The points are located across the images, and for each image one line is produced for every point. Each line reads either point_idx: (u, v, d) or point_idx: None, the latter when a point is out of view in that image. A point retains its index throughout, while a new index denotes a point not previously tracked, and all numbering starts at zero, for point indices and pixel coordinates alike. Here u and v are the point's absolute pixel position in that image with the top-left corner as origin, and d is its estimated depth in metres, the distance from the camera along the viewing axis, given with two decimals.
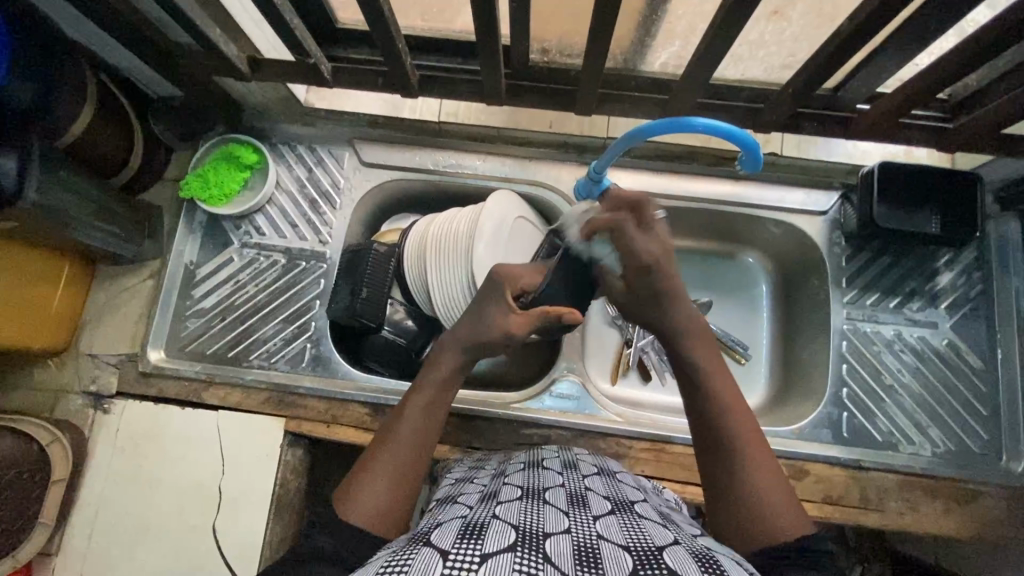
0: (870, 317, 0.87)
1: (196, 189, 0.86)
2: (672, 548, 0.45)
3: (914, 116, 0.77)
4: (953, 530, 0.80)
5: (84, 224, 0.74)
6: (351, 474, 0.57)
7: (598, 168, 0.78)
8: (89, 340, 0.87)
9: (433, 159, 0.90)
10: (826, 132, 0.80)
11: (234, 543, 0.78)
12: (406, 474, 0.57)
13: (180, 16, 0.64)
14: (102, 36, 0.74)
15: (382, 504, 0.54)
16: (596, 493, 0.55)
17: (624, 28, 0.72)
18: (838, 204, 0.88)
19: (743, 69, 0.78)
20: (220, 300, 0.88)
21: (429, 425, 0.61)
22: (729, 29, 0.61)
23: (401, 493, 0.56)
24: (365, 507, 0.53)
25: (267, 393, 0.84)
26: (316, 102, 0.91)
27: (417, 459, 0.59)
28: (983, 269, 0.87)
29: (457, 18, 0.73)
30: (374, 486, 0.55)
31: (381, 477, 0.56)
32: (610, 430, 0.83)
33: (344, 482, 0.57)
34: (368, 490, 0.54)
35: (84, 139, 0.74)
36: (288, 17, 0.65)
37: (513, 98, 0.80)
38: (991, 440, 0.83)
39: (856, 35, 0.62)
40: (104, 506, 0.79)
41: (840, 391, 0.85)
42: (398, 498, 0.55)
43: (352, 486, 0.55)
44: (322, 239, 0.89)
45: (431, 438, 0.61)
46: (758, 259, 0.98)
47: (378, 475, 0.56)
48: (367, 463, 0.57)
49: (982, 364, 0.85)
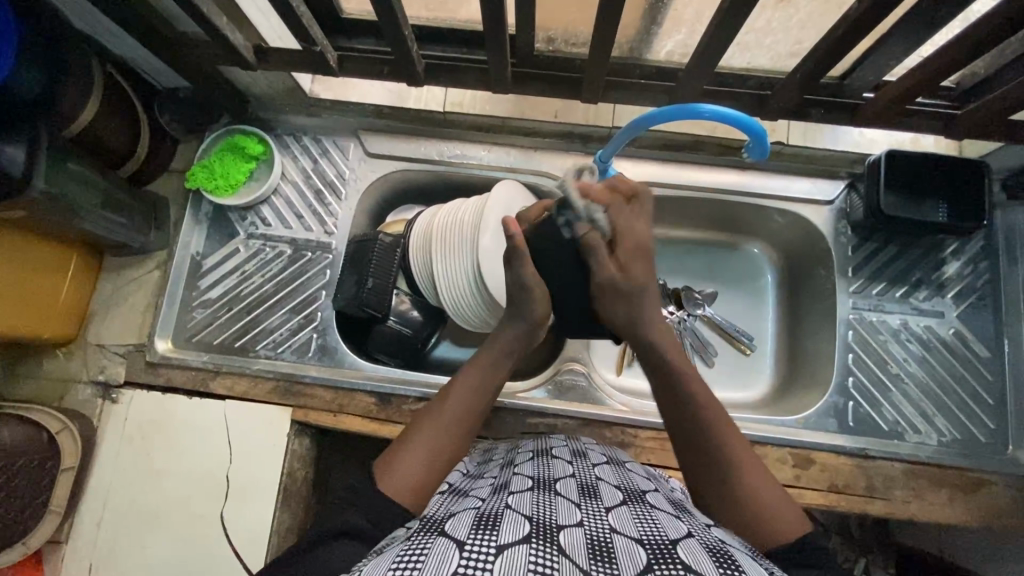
0: (876, 307, 0.87)
1: (201, 179, 0.86)
2: (685, 541, 0.45)
3: (920, 103, 0.76)
4: (959, 518, 0.80)
5: (92, 214, 0.74)
6: (391, 449, 0.58)
7: (604, 159, 0.77)
8: (96, 331, 0.87)
9: (438, 149, 0.90)
10: (832, 120, 0.80)
11: (243, 531, 0.78)
12: (443, 457, 0.58)
13: (188, 5, 0.64)
14: (109, 26, 0.74)
15: (421, 482, 0.55)
16: (607, 483, 0.55)
17: (631, 16, 0.71)
18: (844, 193, 0.88)
19: (749, 57, 0.78)
20: (226, 291, 0.88)
21: (470, 416, 0.62)
22: (736, 16, 0.61)
23: (436, 474, 0.57)
24: (402, 482, 0.54)
25: (274, 383, 0.84)
26: (322, 93, 0.89)
27: (455, 447, 0.59)
28: (989, 258, 0.87)
29: (464, 6, 0.73)
30: (412, 461, 0.56)
31: (418, 456, 0.57)
32: (616, 419, 0.83)
33: (384, 455, 0.58)
34: (406, 467, 0.56)
35: (91, 129, 0.75)
36: (294, 5, 0.65)
37: (519, 87, 0.80)
38: (998, 429, 0.83)
39: (864, 21, 0.61)
40: (113, 495, 0.80)
41: (846, 380, 0.85)
42: (433, 479, 0.56)
43: (387, 459, 0.57)
44: (327, 230, 0.89)
45: (468, 430, 0.62)
46: (763, 249, 0.98)
47: (416, 452, 0.57)
48: (411, 441, 0.58)
49: (989, 353, 0.85)
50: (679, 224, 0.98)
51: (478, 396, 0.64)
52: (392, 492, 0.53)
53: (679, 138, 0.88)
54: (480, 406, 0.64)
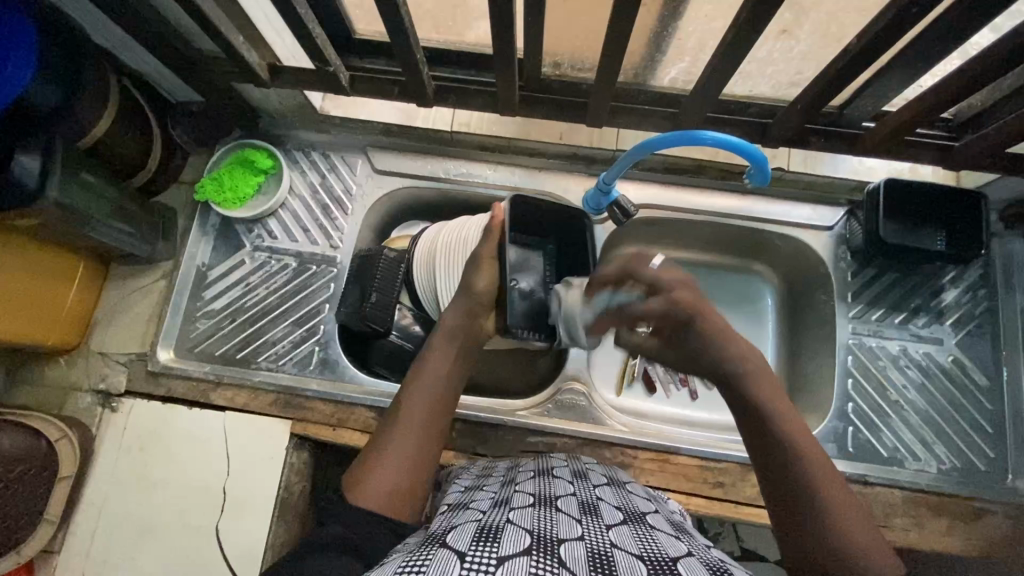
0: (875, 332, 0.88)
1: (210, 192, 0.87)
2: (685, 560, 0.45)
3: (918, 134, 0.78)
4: (958, 548, 0.79)
5: (102, 224, 0.76)
6: (363, 460, 0.60)
7: (607, 180, 0.80)
8: (99, 339, 0.87)
9: (445, 167, 0.92)
10: (832, 149, 0.81)
11: (238, 545, 0.78)
12: (412, 460, 0.60)
13: (204, 23, 0.65)
14: (127, 41, 0.76)
15: (392, 488, 0.57)
16: (607, 503, 0.55)
17: (637, 44, 0.73)
18: (843, 220, 0.90)
19: (752, 85, 0.79)
20: (230, 302, 0.88)
21: (433, 414, 0.65)
22: (739, 46, 0.63)
23: (407, 477, 0.59)
24: (375, 489, 0.56)
25: (275, 395, 0.85)
26: (333, 111, 0.90)
27: (422, 446, 0.62)
28: (988, 286, 0.88)
29: (472, 29, 0.75)
30: (382, 468, 0.58)
31: (387, 462, 0.59)
32: (615, 439, 0.83)
33: (356, 468, 0.59)
34: (378, 477, 0.57)
35: (104, 141, 0.76)
36: (310, 26, 0.67)
37: (526, 109, 0.82)
38: (997, 458, 0.83)
39: (862, 55, 0.63)
40: (109, 504, 0.79)
41: (845, 406, 0.85)
42: (406, 482, 0.58)
43: (362, 474, 0.58)
44: (332, 244, 0.90)
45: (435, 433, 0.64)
46: (764, 273, 0.99)
47: (387, 460, 0.59)
48: (381, 451, 0.60)
49: (988, 381, 0.86)
50: (680, 246, 0.98)
51: (439, 395, 0.66)
52: (366, 501, 0.55)
53: (683, 162, 0.90)
54: (441, 404, 0.66)
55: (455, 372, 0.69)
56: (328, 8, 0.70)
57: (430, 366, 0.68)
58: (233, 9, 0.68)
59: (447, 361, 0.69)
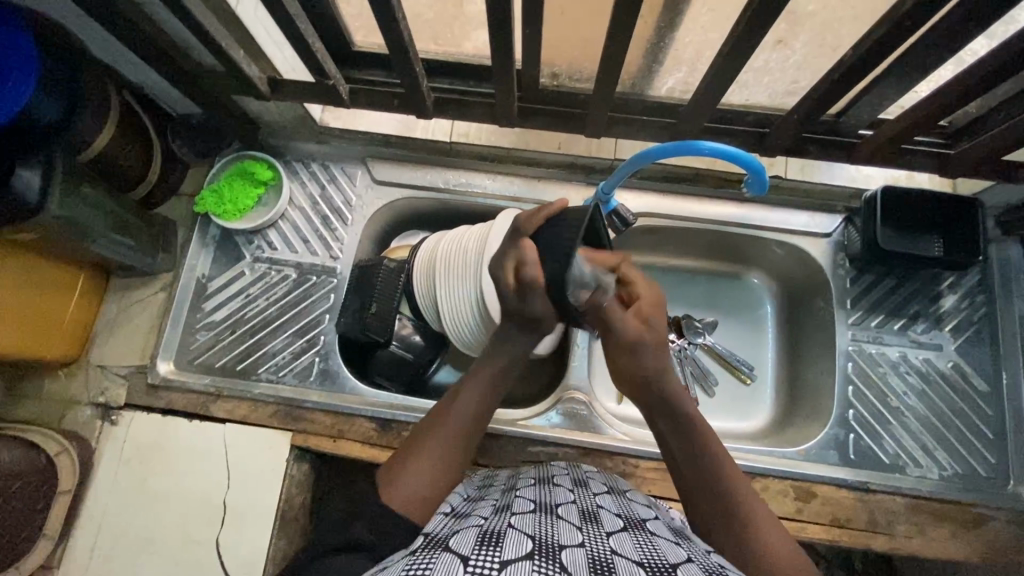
0: (875, 338, 0.88)
1: (210, 205, 0.87)
2: (685, 565, 0.45)
3: (916, 143, 0.79)
4: (963, 554, 0.79)
5: (103, 236, 0.76)
6: (391, 464, 0.60)
7: (606, 189, 0.78)
8: (99, 352, 0.87)
9: (444, 177, 0.92)
10: (829, 156, 0.82)
11: (238, 557, 0.77)
12: (444, 470, 0.60)
13: (206, 38, 0.66)
14: (127, 54, 0.76)
15: (419, 494, 0.56)
16: (608, 511, 0.55)
17: (634, 55, 0.74)
18: (842, 226, 0.90)
19: (749, 95, 0.80)
20: (230, 314, 0.88)
21: (467, 436, 0.63)
22: (735, 58, 0.63)
23: (436, 488, 0.58)
24: (402, 491, 0.56)
25: (275, 407, 0.84)
26: (332, 123, 0.93)
27: (456, 462, 0.61)
28: (986, 291, 0.88)
29: (470, 41, 0.76)
30: (412, 476, 0.57)
31: (418, 472, 0.58)
32: (616, 448, 0.83)
33: (384, 471, 0.59)
34: (407, 483, 0.57)
35: (104, 154, 0.76)
36: (310, 41, 0.67)
37: (524, 120, 0.83)
38: (999, 464, 0.83)
39: (856, 66, 0.64)
40: (108, 519, 0.79)
41: (846, 413, 0.85)
42: (434, 493, 0.57)
43: (390, 477, 0.58)
44: (332, 254, 0.90)
45: (464, 447, 0.63)
46: (762, 279, 0.99)
47: (419, 467, 0.58)
48: (410, 456, 0.60)
49: (987, 387, 0.86)
50: (680, 254, 0.99)
51: (474, 415, 0.65)
52: (394, 503, 0.55)
53: (679, 171, 0.91)
54: (475, 426, 0.65)
55: (493, 391, 0.67)
56: (327, 22, 0.70)
57: (471, 386, 0.66)
58: (235, 24, 0.69)
59: (488, 380, 0.66)
